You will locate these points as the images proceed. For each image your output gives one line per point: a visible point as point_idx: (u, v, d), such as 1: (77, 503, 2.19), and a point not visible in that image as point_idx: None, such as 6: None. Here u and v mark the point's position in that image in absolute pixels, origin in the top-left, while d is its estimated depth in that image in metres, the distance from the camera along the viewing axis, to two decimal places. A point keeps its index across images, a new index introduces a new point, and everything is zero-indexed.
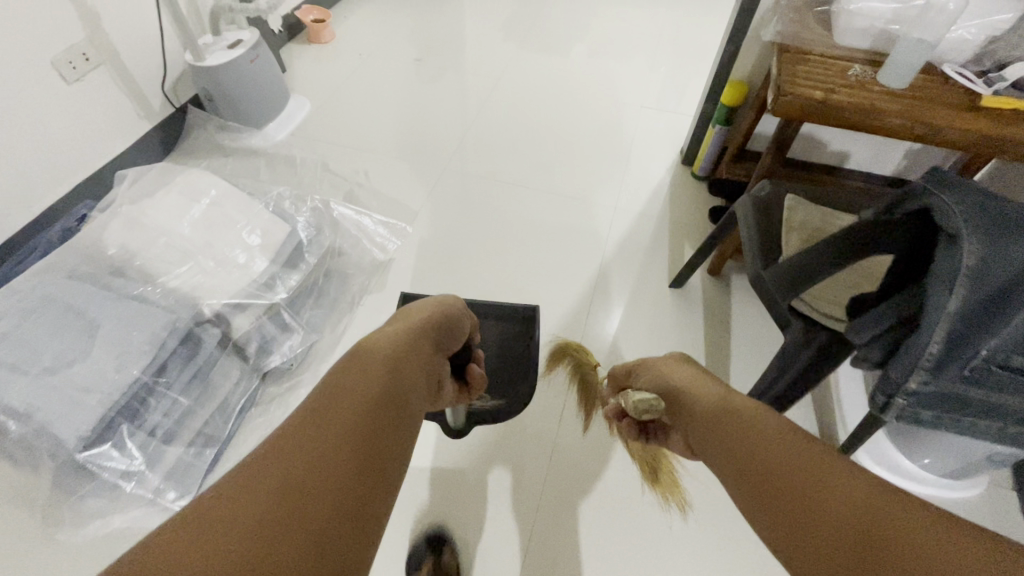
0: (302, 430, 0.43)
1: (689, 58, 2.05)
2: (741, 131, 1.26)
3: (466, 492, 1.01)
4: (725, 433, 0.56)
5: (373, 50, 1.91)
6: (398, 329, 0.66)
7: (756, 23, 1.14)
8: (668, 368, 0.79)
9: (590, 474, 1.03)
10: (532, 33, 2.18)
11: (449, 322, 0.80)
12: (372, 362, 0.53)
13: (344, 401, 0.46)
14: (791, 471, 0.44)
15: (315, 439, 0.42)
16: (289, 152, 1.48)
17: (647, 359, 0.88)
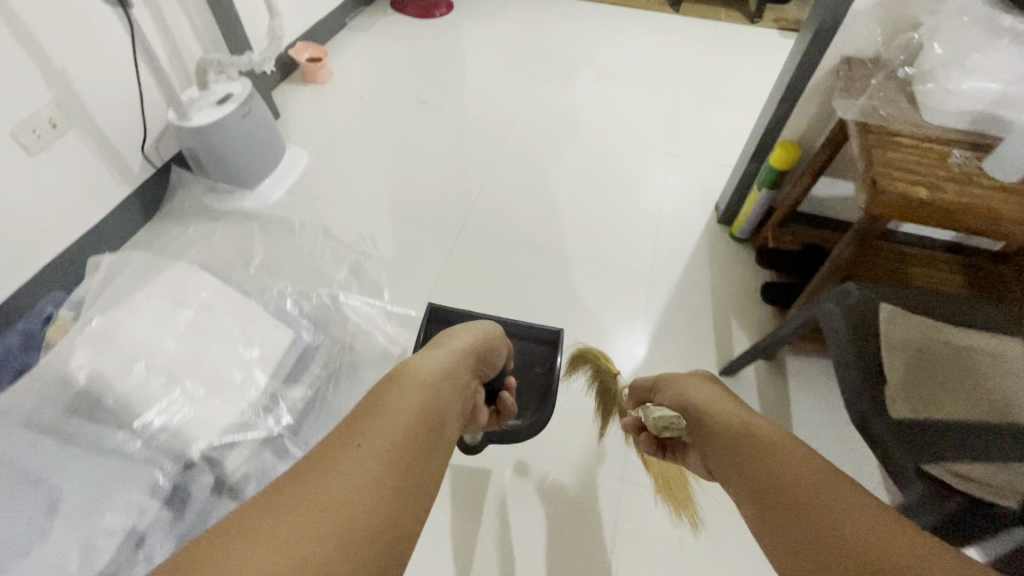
0: (321, 456, 0.42)
1: (708, 97, 1.93)
2: (792, 196, 1.14)
3: (488, 509, 1.01)
4: (739, 453, 0.53)
5: (372, 90, 1.76)
6: (444, 354, 0.66)
7: (815, 84, 1.02)
8: (684, 384, 0.75)
9: (610, 492, 1.03)
10: (540, 65, 2.05)
11: (489, 352, 0.79)
12: (419, 382, 0.55)
13: (393, 414, 0.48)
14: (807, 489, 0.43)
15: (335, 472, 0.40)
16: (286, 214, 1.33)
17: (667, 375, 0.82)
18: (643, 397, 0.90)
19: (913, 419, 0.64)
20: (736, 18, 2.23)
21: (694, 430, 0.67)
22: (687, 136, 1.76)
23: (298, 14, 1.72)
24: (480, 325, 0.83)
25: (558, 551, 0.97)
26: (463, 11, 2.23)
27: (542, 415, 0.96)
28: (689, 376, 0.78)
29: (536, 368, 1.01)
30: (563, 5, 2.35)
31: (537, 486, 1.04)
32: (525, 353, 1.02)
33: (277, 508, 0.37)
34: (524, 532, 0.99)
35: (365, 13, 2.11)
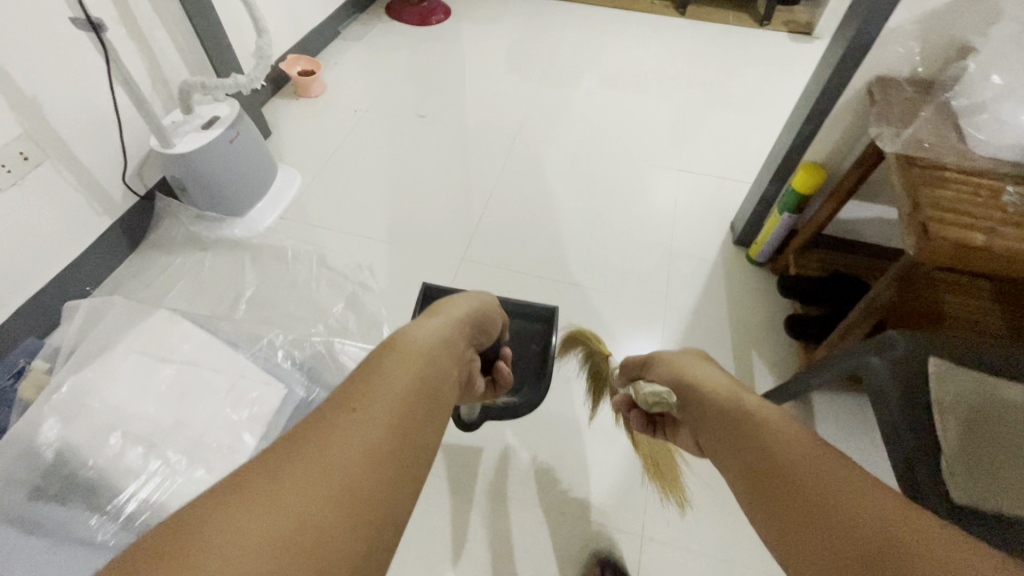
0: (315, 429, 0.43)
1: (717, 106, 1.86)
2: (816, 222, 1.07)
3: (480, 497, 1.00)
4: (733, 433, 0.55)
5: (367, 104, 1.68)
6: (438, 331, 0.66)
7: (843, 105, 0.95)
8: (688, 367, 0.75)
9: (602, 479, 1.02)
10: (542, 72, 1.97)
11: (482, 325, 0.81)
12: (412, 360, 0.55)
13: (385, 392, 0.48)
14: (798, 472, 0.43)
15: (338, 436, 0.42)
16: (278, 242, 1.27)
17: (660, 352, 0.85)
18: (633, 373, 0.94)
19: (978, 508, 0.58)
20: (744, 21, 2.14)
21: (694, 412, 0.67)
22: (696, 149, 1.68)
23: (288, 25, 1.64)
24: (477, 296, 0.85)
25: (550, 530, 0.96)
26: (461, 17, 2.14)
27: (536, 392, 0.98)
28: (693, 360, 0.78)
29: (532, 346, 1.03)
30: (564, 8, 2.25)
31: (529, 470, 1.03)
32: (521, 332, 1.04)
33: (288, 469, 0.39)
34: (516, 511, 0.98)
35: (359, 20, 2.01)
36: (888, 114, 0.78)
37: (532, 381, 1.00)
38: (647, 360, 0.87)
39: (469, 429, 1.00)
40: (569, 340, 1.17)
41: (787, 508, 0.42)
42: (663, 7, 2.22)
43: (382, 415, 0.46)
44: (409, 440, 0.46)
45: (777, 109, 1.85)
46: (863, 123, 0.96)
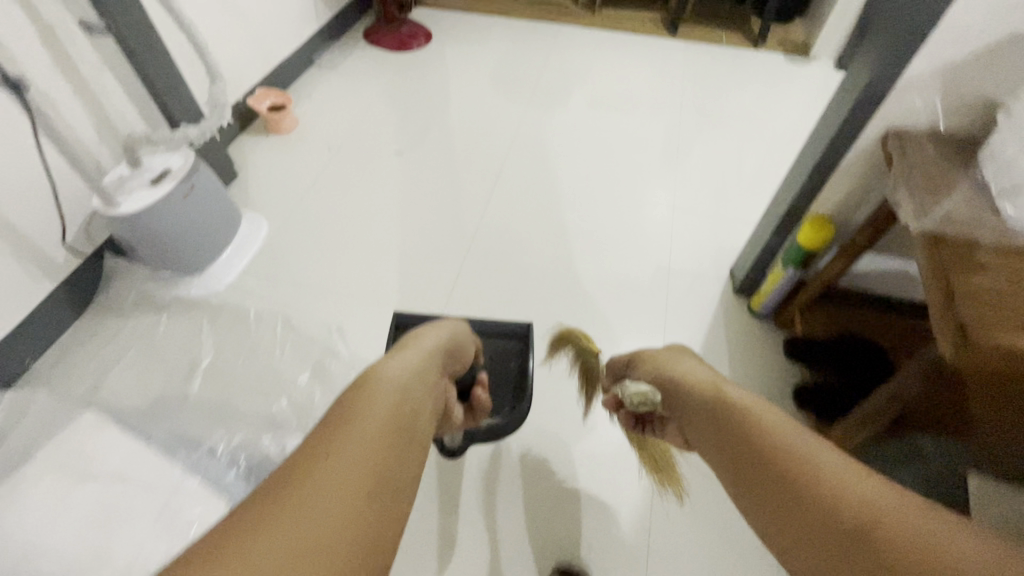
0: (314, 468, 0.44)
1: (712, 134, 1.76)
2: (823, 279, 0.98)
3: (473, 504, 0.98)
4: (716, 430, 0.56)
5: (341, 140, 1.58)
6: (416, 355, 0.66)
7: (854, 157, 0.86)
8: (667, 360, 0.78)
9: (597, 480, 1.00)
10: (529, 97, 1.87)
11: (459, 344, 0.80)
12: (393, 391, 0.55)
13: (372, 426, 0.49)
14: (777, 469, 0.45)
15: (353, 440, 0.47)
16: (240, 301, 1.17)
17: (643, 351, 0.85)
18: (619, 371, 0.92)
19: None
20: (738, 42, 2.04)
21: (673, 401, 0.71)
22: (691, 185, 1.59)
23: (255, 58, 1.53)
24: (450, 324, 0.82)
25: (546, 529, 0.95)
26: (442, 40, 2.04)
27: (518, 412, 0.93)
28: (675, 352, 0.81)
29: (511, 364, 1.00)
30: (551, 27, 2.13)
31: (521, 471, 1.02)
32: (497, 350, 1.01)
33: (300, 512, 0.40)
34: (509, 514, 0.97)
35: (334, 47, 1.90)
36: (910, 182, 0.69)
37: (512, 399, 0.96)
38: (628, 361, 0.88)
39: (454, 456, 0.96)
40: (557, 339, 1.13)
41: (773, 502, 0.44)
42: (654, 27, 2.12)
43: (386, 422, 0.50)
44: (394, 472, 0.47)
45: (774, 138, 1.75)
46: (874, 177, 0.88)
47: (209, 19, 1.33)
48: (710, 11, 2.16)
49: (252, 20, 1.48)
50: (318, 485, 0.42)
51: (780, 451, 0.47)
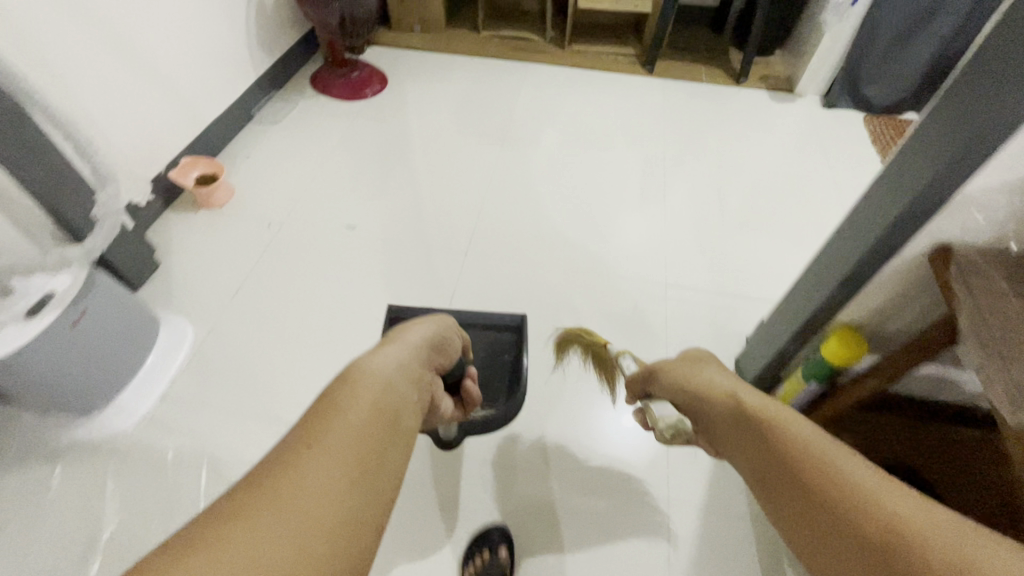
0: (292, 452, 0.40)
1: (699, 183, 1.61)
2: (852, 399, 0.83)
3: (459, 491, 1.01)
4: (746, 440, 0.57)
5: (284, 213, 1.38)
6: (404, 352, 0.61)
7: (894, 268, 0.72)
8: (684, 371, 0.79)
9: (579, 461, 1.05)
10: (497, 144, 1.69)
11: (443, 341, 0.76)
12: (383, 369, 0.51)
13: (359, 401, 0.45)
14: (813, 471, 0.46)
15: (340, 417, 0.43)
16: (156, 441, 0.96)
17: (659, 365, 0.86)
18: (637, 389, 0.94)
19: None
20: (718, 78, 1.91)
21: (698, 415, 0.72)
22: (680, 246, 1.43)
23: (178, 124, 1.32)
24: (436, 318, 0.80)
25: (528, 500, 1.00)
26: (400, 84, 1.84)
27: (510, 407, 1.00)
28: (692, 364, 0.81)
29: (504, 358, 1.06)
30: (518, 64, 1.95)
31: (520, 446, 1.07)
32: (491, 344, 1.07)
33: (269, 497, 0.36)
34: (501, 480, 1.02)
35: (277, 97, 1.70)
36: (986, 337, 0.56)
37: (506, 391, 1.01)
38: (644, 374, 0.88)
39: (448, 447, 1.00)
40: (562, 341, 1.11)
41: (806, 511, 0.45)
42: (629, 62, 1.96)
43: (367, 402, 0.45)
44: (386, 447, 0.44)
45: (766, 184, 1.61)
46: (919, 291, 0.72)
47: (114, 88, 1.13)
48: (688, 45, 2.02)
49: (172, 81, 1.29)
50: (285, 472, 0.38)
51: (805, 456, 0.48)
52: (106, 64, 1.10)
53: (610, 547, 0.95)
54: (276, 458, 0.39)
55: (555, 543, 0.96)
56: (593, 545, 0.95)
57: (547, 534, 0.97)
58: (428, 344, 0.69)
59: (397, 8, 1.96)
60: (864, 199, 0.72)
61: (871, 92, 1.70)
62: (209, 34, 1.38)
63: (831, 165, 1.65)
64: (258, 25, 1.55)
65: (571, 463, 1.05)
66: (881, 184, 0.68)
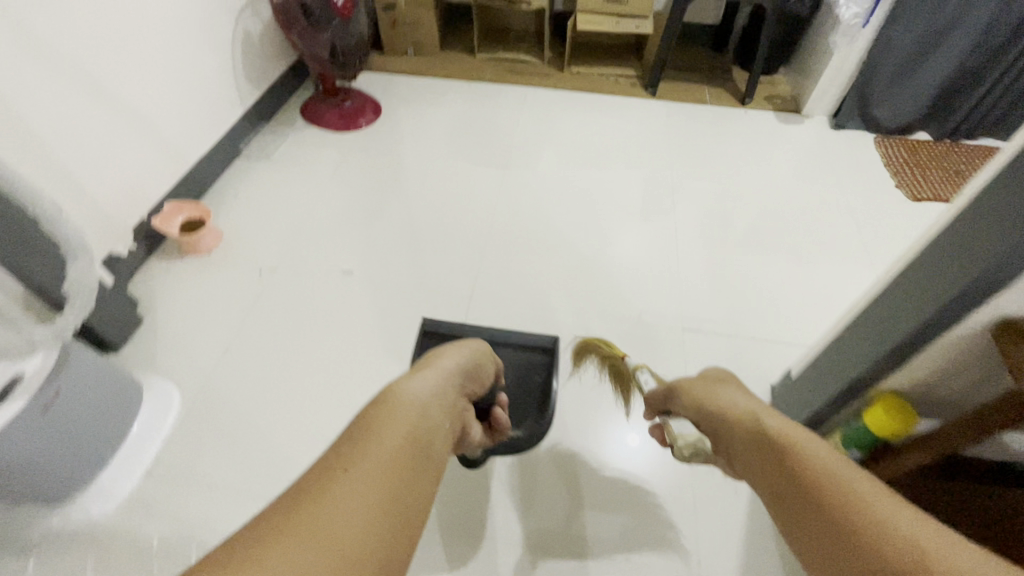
0: (340, 461, 0.49)
1: (710, 211, 1.54)
2: (902, 471, 0.76)
3: (484, 504, 1.03)
4: (772, 465, 0.59)
5: (276, 259, 1.30)
6: (434, 381, 0.70)
7: (952, 339, 0.65)
8: (705, 395, 0.81)
9: (596, 471, 1.08)
10: (498, 172, 1.63)
11: (474, 368, 0.84)
12: (414, 403, 0.61)
13: (395, 428, 0.55)
14: (841, 501, 0.49)
15: (379, 439, 0.52)
16: (140, 526, 0.88)
17: (679, 385, 0.88)
18: (660, 406, 0.95)
19: None
20: (722, 97, 1.86)
21: (720, 437, 0.74)
22: (694, 282, 1.36)
23: (160, 168, 1.25)
24: (469, 345, 0.87)
25: (551, 515, 1.02)
26: (394, 110, 1.78)
27: (539, 428, 1.02)
28: (708, 387, 0.82)
29: (535, 380, 1.09)
30: (516, 88, 1.89)
31: (538, 458, 1.10)
32: (522, 364, 1.10)
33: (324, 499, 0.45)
34: (524, 495, 1.04)
35: (267, 129, 1.63)
36: None
37: (535, 414, 1.04)
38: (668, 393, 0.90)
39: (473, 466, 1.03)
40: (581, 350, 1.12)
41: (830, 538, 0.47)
42: (630, 84, 1.90)
43: (399, 432, 0.55)
44: (414, 469, 0.52)
45: (780, 211, 1.54)
46: (978, 358, 0.66)
47: (90, 134, 1.06)
48: (690, 65, 1.96)
49: (152, 123, 1.22)
50: (328, 484, 0.46)
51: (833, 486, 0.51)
52: (76, 114, 1.02)
53: (633, 557, 0.98)
54: (321, 473, 0.47)
55: (579, 552, 0.98)
56: (615, 554, 0.98)
57: (570, 544, 0.99)
58: (459, 372, 0.77)
59: (389, 32, 1.89)
60: (925, 267, 0.65)
61: (881, 113, 1.65)
62: (189, 71, 1.30)
63: (844, 187, 1.59)
64: (244, 57, 1.48)
65: (589, 474, 1.08)
66: (949, 254, 0.62)
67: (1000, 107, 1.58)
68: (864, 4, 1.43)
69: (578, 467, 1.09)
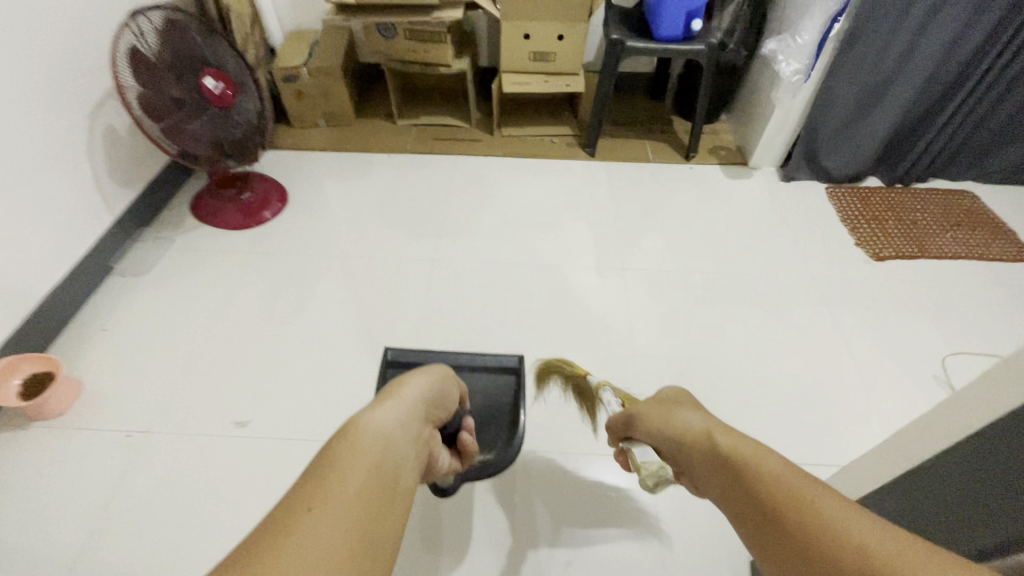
0: (300, 500, 0.35)
1: (665, 283, 1.38)
2: None
3: (445, 523, 0.98)
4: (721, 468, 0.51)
5: (151, 413, 1.06)
6: (395, 397, 0.53)
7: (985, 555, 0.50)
8: (660, 415, 0.69)
9: (596, 489, 1.04)
10: (423, 254, 1.42)
11: (444, 390, 0.66)
12: (381, 426, 0.45)
13: (360, 458, 0.40)
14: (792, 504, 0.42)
15: (339, 474, 0.37)
16: None
17: (640, 412, 0.76)
18: (620, 432, 0.83)
19: None
20: (664, 152, 1.74)
21: (674, 457, 0.63)
22: (656, 380, 1.18)
23: None
24: (437, 368, 0.68)
25: (548, 514, 1.00)
26: (305, 193, 1.56)
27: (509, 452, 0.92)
28: (668, 408, 0.70)
29: (504, 402, 0.99)
30: (443, 156, 1.70)
31: (539, 468, 1.06)
32: (489, 389, 1.00)
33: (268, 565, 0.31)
34: (521, 503, 1.02)
35: (149, 234, 1.39)
36: None
37: (505, 436, 0.95)
38: (629, 420, 0.78)
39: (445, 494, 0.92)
40: (546, 369, 1.16)
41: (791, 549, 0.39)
42: (566, 144, 1.76)
43: (370, 461, 0.40)
44: (384, 507, 0.38)
45: (739, 276, 1.40)
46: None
47: None
48: (628, 119, 1.84)
49: None
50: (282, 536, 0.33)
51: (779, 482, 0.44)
52: None
53: (606, 547, 0.97)
54: (276, 520, 0.34)
55: (551, 550, 0.96)
56: (588, 547, 0.97)
57: (540, 545, 0.97)
58: (435, 396, 0.61)
59: (295, 104, 1.69)
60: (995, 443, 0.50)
61: (830, 163, 1.56)
62: (27, 193, 1.07)
63: (802, 241, 1.48)
64: (109, 157, 1.25)
65: (590, 492, 1.03)
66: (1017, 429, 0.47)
67: (946, 148, 1.53)
68: (804, 60, 1.36)
69: (580, 488, 1.04)
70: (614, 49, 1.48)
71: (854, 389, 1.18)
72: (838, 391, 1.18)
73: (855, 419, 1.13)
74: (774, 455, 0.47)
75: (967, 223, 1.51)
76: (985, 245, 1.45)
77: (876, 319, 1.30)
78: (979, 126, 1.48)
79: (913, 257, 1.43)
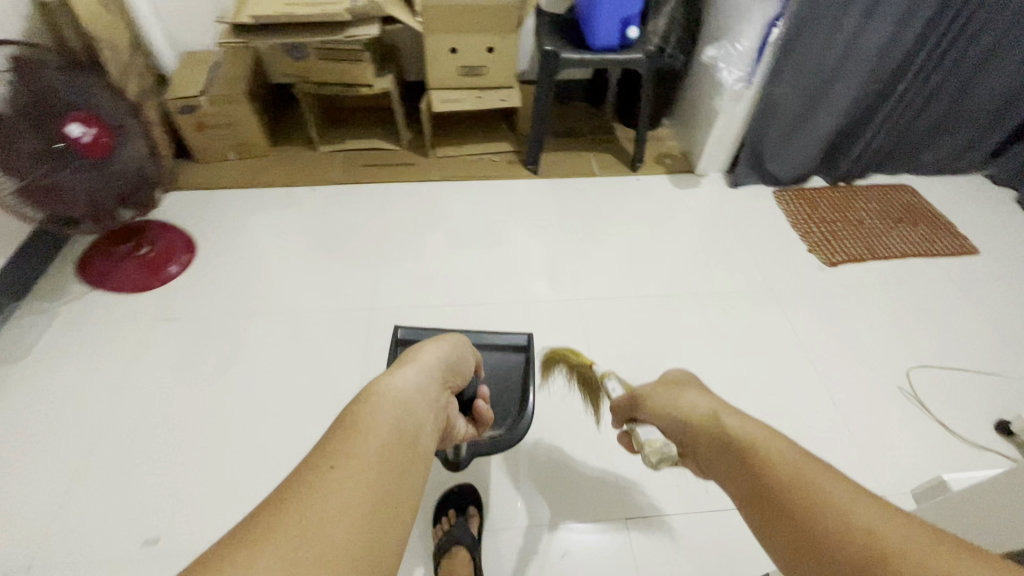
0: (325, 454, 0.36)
1: (626, 302, 1.29)
2: None
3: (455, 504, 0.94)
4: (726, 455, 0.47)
5: (35, 541, 0.88)
6: (414, 366, 0.52)
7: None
8: (662, 397, 0.64)
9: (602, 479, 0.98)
10: (359, 293, 1.26)
11: (460, 362, 0.64)
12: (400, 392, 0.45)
13: (380, 420, 0.40)
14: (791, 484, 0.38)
15: (359, 433, 0.38)
16: None
17: (641, 391, 0.69)
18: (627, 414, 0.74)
19: None
20: (609, 164, 1.66)
21: (677, 440, 0.59)
22: None
23: None
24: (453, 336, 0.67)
25: (559, 499, 0.95)
26: (216, 235, 1.37)
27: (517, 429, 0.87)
28: (673, 389, 0.64)
29: (514, 380, 0.94)
30: (374, 182, 1.56)
31: (548, 450, 1.01)
32: (499, 365, 0.95)
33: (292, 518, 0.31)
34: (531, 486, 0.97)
35: (24, 314, 1.18)
36: None
37: (517, 407, 0.91)
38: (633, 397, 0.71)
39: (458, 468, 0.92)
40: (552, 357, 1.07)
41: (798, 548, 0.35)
42: (507, 162, 1.65)
43: (388, 424, 0.40)
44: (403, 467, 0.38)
45: (699, 289, 1.33)
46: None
47: None
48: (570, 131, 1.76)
49: None
50: (307, 488, 0.33)
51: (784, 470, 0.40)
52: None
53: (609, 539, 0.91)
54: (301, 470, 0.35)
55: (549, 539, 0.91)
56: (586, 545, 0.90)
57: (539, 533, 0.91)
58: (451, 365, 0.59)
59: (198, 138, 1.49)
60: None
61: (776, 168, 1.53)
62: None
63: (756, 246, 1.44)
64: None
65: (600, 481, 0.98)
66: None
67: (884, 143, 1.53)
68: (744, 67, 1.31)
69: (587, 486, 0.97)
70: (548, 62, 1.38)
71: (823, 403, 1.14)
72: (809, 406, 1.13)
73: (828, 436, 1.08)
74: (783, 442, 0.43)
75: (908, 219, 1.51)
76: (929, 242, 1.46)
77: (836, 324, 1.28)
78: (914, 120, 1.48)
79: (862, 261, 1.41)
